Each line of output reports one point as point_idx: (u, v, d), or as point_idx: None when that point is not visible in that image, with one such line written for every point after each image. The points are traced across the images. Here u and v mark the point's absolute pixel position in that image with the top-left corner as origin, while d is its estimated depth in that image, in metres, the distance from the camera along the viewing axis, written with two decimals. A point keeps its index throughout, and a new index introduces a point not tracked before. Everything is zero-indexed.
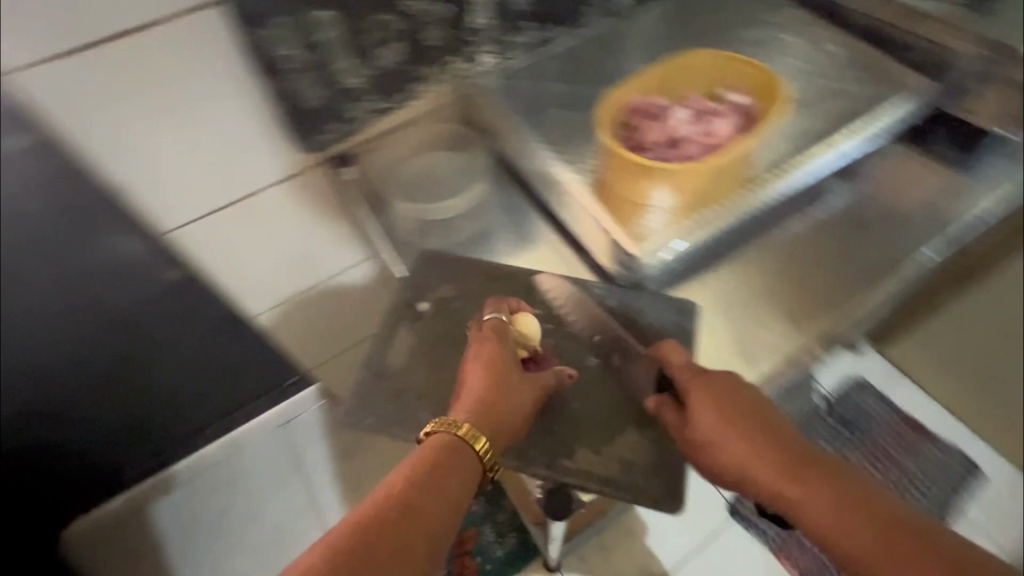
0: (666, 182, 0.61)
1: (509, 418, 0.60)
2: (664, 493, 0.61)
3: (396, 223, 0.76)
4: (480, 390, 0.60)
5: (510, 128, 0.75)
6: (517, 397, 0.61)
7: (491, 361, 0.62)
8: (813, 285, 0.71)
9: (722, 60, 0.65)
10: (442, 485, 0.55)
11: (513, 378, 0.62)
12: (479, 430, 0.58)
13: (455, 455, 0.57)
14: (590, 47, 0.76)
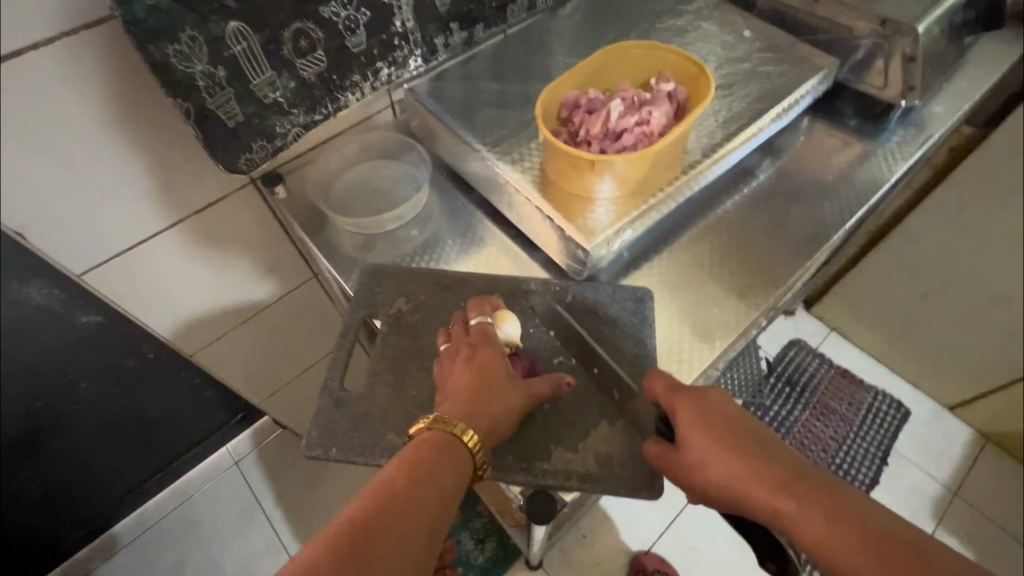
0: (609, 171, 0.60)
1: (502, 419, 0.53)
2: (646, 479, 0.54)
3: (336, 238, 0.73)
4: (470, 390, 0.53)
5: (445, 131, 0.72)
6: (512, 397, 0.54)
7: (480, 364, 0.55)
8: (752, 260, 0.73)
9: (649, 50, 0.66)
10: (436, 484, 0.47)
11: (504, 378, 0.54)
12: (472, 430, 0.50)
13: (446, 455, 0.49)
14: (518, 51, 0.81)
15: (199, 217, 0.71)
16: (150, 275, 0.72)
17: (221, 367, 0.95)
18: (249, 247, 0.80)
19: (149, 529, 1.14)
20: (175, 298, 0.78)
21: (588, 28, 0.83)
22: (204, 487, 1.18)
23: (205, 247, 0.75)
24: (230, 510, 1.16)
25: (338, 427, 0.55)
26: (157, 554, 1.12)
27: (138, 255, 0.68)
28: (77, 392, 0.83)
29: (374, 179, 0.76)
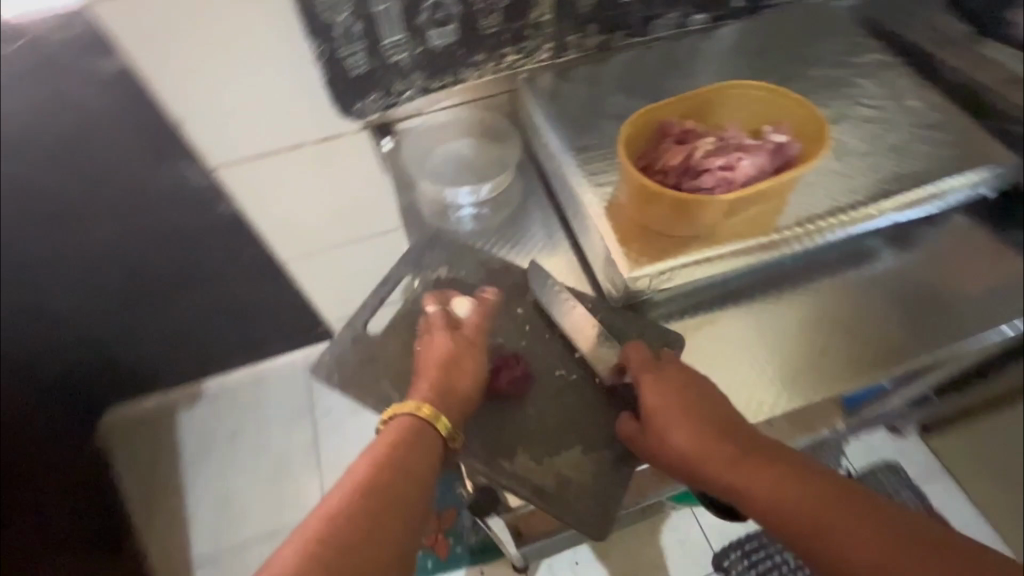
0: (675, 208, 0.56)
1: (469, 395, 0.57)
2: (595, 517, 0.54)
3: (417, 198, 0.78)
4: (439, 365, 0.58)
5: (541, 126, 0.73)
6: (478, 371, 0.59)
7: (448, 343, 0.59)
8: (818, 355, 0.65)
9: (769, 96, 0.61)
10: (416, 463, 0.53)
11: (468, 353, 0.59)
12: (436, 408, 0.55)
13: (418, 435, 0.54)
14: (655, 66, 0.77)
15: (318, 143, 0.78)
16: (265, 185, 0.83)
17: (305, 279, 1.08)
18: (350, 186, 0.87)
19: (229, 393, 1.40)
20: (281, 212, 0.89)
21: (738, 57, 0.77)
22: (276, 378, 1.41)
23: (315, 175, 0.84)
24: (286, 407, 1.39)
25: (347, 361, 0.60)
26: (227, 418, 1.39)
27: (261, 165, 0.79)
28: (199, 261, 1.01)
29: (466, 154, 0.79)
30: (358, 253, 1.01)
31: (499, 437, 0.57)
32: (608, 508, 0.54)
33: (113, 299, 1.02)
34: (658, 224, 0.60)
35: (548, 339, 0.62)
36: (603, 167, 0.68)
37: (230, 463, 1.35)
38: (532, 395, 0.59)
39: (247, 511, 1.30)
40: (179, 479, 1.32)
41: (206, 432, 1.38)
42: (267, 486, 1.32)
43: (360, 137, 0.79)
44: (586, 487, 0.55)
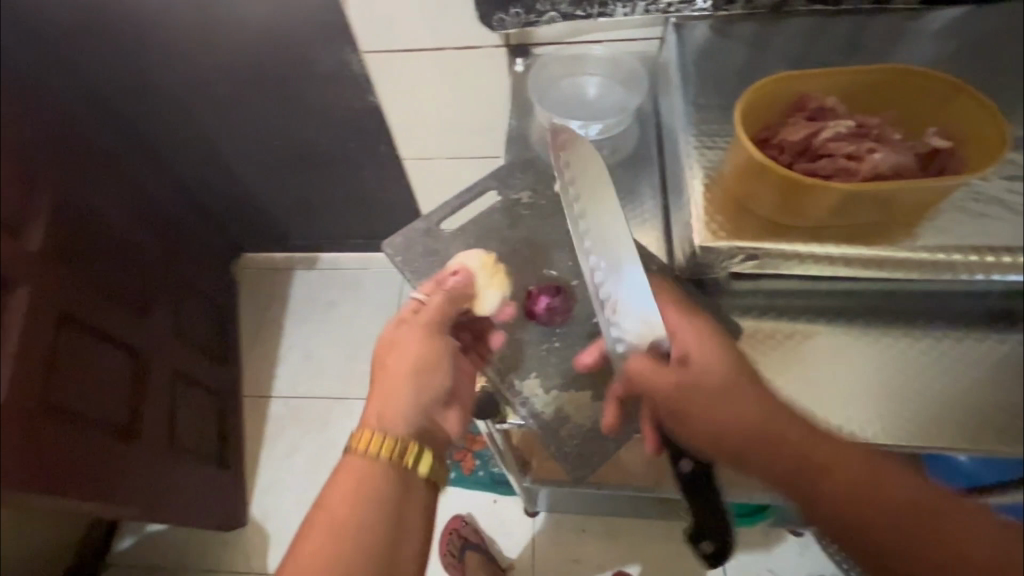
0: (776, 187, 0.51)
1: (408, 398, 0.60)
2: (579, 457, 0.56)
3: (530, 127, 0.77)
4: (387, 368, 0.60)
5: (671, 77, 0.69)
6: (422, 367, 0.60)
7: (398, 342, 0.61)
8: (912, 415, 0.53)
9: (947, 94, 0.51)
10: (368, 502, 0.57)
11: (415, 347, 0.61)
12: (380, 435, 0.58)
13: (362, 470, 0.58)
14: (835, 44, 0.66)
15: (457, 51, 0.82)
16: (400, 80, 0.89)
17: (417, 182, 1.15)
18: (475, 101, 0.91)
19: (339, 269, 1.59)
20: (409, 111, 0.95)
21: (953, 52, 0.62)
22: (379, 269, 1.59)
23: (445, 82, 0.88)
24: (379, 295, 1.55)
25: (413, 248, 0.65)
26: (330, 287, 1.58)
27: (401, 60, 0.85)
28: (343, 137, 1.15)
29: (590, 94, 0.77)
30: (469, 168, 1.07)
31: (519, 357, 0.61)
32: (590, 455, 0.56)
33: (281, 157, 1.27)
34: (752, 204, 0.55)
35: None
36: (722, 134, 0.61)
37: (320, 325, 1.54)
38: (562, 329, 0.62)
39: (322, 368, 1.48)
40: (279, 323, 1.55)
41: (310, 294, 1.58)
42: (343, 355, 1.49)
43: (498, 53, 0.81)
44: (579, 429, 0.57)
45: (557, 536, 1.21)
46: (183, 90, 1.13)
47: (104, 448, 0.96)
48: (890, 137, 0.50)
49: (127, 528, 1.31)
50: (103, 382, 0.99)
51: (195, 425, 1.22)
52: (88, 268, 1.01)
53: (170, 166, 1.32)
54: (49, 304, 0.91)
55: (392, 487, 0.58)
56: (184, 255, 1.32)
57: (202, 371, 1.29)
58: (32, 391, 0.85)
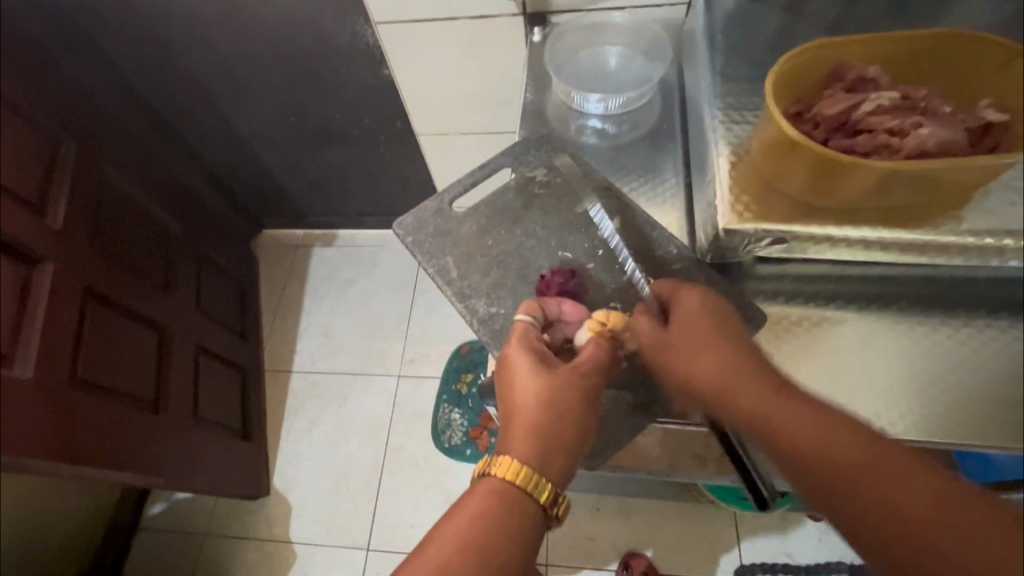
0: (810, 166, 0.47)
1: (559, 444, 0.50)
2: (591, 447, 0.55)
3: (546, 101, 0.74)
4: (535, 408, 0.50)
5: (698, 45, 0.65)
6: (581, 416, 0.51)
7: (548, 382, 0.51)
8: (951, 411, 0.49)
9: (1002, 60, 0.46)
10: (507, 537, 0.47)
11: (568, 394, 0.51)
12: (535, 476, 0.49)
13: (506, 501, 0.48)
14: (880, 6, 0.60)
15: (472, 21, 0.78)
16: (414, 52, 0.86)
17: (432, 159, 1.13)
18: (490, 73, 0.88)
19: (356, 246, 1.59)
20: (422, 84, 0.92)
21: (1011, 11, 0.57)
22: (397, 246, 1.59)
23: (460, 54, 0.85)
24: (396, 272, 1.56)
25: (424, 228, 0.63)
26: (347, 264, 1.58)
27: (414, 31, 0.82)
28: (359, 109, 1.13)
29: (610, 65, 0.73)
30: (485, 144, 1.05)
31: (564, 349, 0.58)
32: (601, 442, 0.55)
33: (297, 132, 1.26)
34: (781, 184, 0.51)
35: (615, 268, 0.61)
36: (751, 108, 0.57)
37: (337, 301, 1.55)
38: None
39: (339, 344, 1.50)
40: (298, 299, 1.56)
41: (328, 271, 1.59)
42: (360, 332, 1.50)
43: (515, 23, 0.78)
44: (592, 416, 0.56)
45: (572, 514, 1.21)
46: (199, 65, 1.12)
47: (133, 420, 0.99)
48: (938, 110, 0.46)
49: (158, 495, 1.36)
50: (130, 357, 1.02)
51: (218, 398, 1.25)
52: (109, 247, 1.03)
53: (187, 140, 1.32)
54: (72, 279, 0.92)
55: (529, 527, 0.49)
56: (204, 232, 1.33)
57: (224, 346, 1.32)
58: (62, 365, 0.87)
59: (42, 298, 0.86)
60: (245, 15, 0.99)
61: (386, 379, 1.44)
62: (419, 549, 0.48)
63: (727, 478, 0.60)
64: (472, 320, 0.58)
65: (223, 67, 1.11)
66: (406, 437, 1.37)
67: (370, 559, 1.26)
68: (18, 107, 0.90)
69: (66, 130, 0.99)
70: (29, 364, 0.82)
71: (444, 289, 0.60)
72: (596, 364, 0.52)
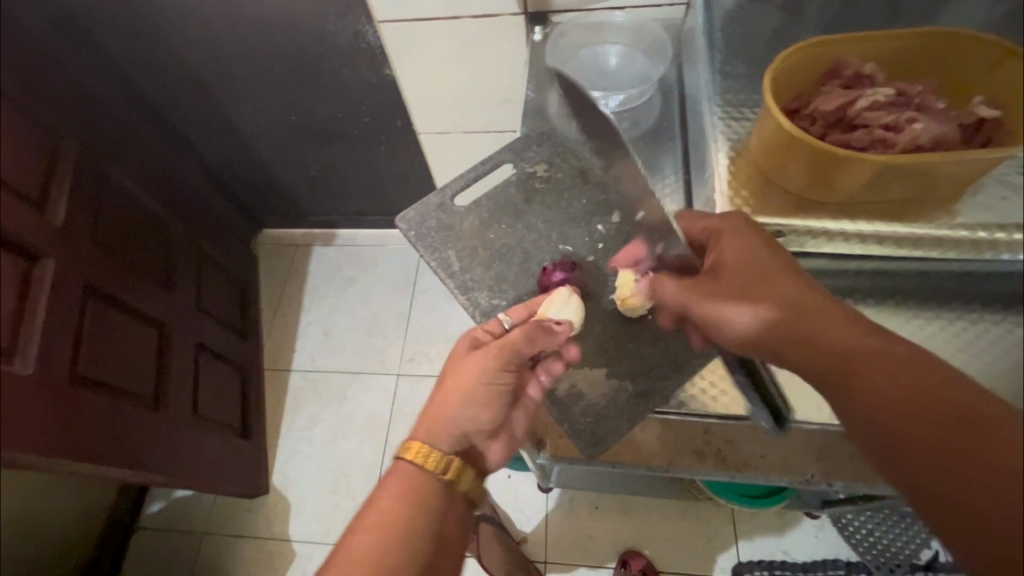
0: (807, 159, 0.48)
1: (457, 426, 0.55)
2: (592, 435, 0.56)
3: (547, 98, 0.75)
4: (446, 390, 0.55)
5: (699, 43, 0.66)
6: (481, 395, 0.55)
7: (464, 361, 0.55)
8: None
9: (996, 60, 0.47)
10: (415, 506, 0.53)
11: (476, 374, 0.55)
12: (430, 452, 0.54)
13: (410, 478, 0.54)
14: (878, 7, 0.62)
15: (474, 20, 0.80)
16: (416, 50, 0.86)
17: (433, 158, 1.13)
18: (491, 71, 0.89)
19: (356, 246, 1.60)
20: (423, 84, 0.93)
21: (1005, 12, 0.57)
22: (397, 245, 1.60)
23: (461, 54, 0.86)
24: (395, 271, 1.56)
25: (426, 222, 0.64)
26: (346, 264, 1.59)
27: (417, 30, 0.83)
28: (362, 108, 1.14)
29: (611, 64, 0.75)
30: (484, 142, 1.05)
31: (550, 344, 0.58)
32: (601, 430, 0.56)
33: (298, 132, 1.27)
34: (781, 178, 0.52)
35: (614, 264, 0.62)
36: (750, 105, 0.59)
37: (336, 301, 1.55)
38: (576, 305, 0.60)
39: (337, 343, 1.50)
40: (297, 298, 1.56)
41: (327, 270, 1.59)
42: (359, 331, 1.51)
43: (516, 22, 0.79)
44: (591, 405, 0.57)
45: (570, 512, 1.22)
46: (199, 64, 1.12)
47: (133, 418, 0.99)
48: (933, 106, 0.47)
49: (156, 493, 1.36)
50: (130, 354, 1.02)
51: (217, 397, 1.25)
52: (112, 247, 1.03)
53: (187, 139, 1.32)
54: (73, 277, 0.93)
55: (437, 502, 0.54)
56: (203, 231, 1.34)
57: (224, 345, 1.32)
58: (63, 362, 0.88)
59: (43, 295, 0.87)
60: (248, 14, 1.00)
61: (385, 378, 1.44)
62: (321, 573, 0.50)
63: (727, 474, 0.58)
64: (476, 312, 0.59)
65: (226, 67, 1.12)
66: (405, 434, 1.37)
67: None
68: (21, 105, 0.91)
69: (68, 129, 1.00)
70: (30, 359, 0.82)
71: (447, 282, 0.61)
72: (515, 347, 0.55)
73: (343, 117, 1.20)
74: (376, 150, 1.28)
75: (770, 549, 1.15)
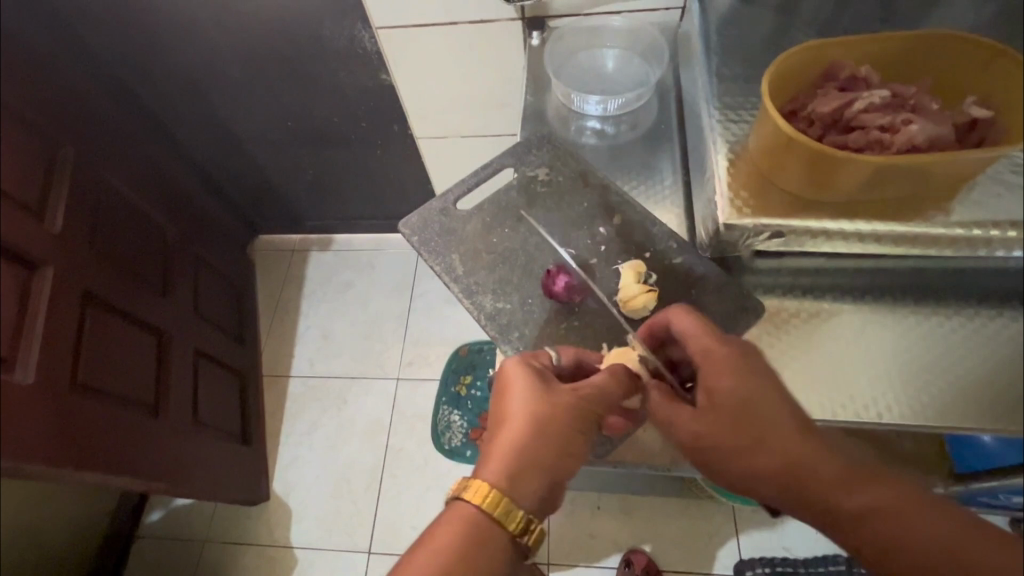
0: (805, 160, 0.49)
1: (533, 474, 0.51)
2: (598, 436, 0.59)
3: (546, 102, 0.76)
4: (524, 428, 0.51)
5: (696, 46, 0.67)
6: (562, 442, 0.51)
7: (543, 399, 0.52)
8: (943, 399, 0.51)
9: (987, 61, 0.48)
10: (477, 558, 0.49)
11: (561, 421, 0.51)
12: (505, 505, 0.49)
13: (473, 528, 0.50)
14: (869, 8, 0.63)
15: (471, 25, 0.80)
16: (413, 56, 0.87)
17: (430, 162, 1.14)
18: (488, 76, 0.89)
19: (353, 250, 1.60)
20: (421, 89, 0.94)
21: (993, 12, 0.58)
22: (394, 249, 1.60)
23: (459, 60, 0.87)
24: (393, 275, 1.57)
25: (429, 228, 0.65)
26: (345, 268, 1.59)
27: (415, 35, 0.83)
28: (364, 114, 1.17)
29: (608, 68, 0.75)
30: (482, 145, 1.06)
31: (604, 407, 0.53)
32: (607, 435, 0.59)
33: (296, 137, 1.27)
34: (780, 179, 0.53)
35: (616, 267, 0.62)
36: (747, 107, 0.59)
37: (335, 305, 1.55)
38: (581, 309, 0.60)
39: (336, 346, 1.50)
40: (296, 304, 1.56)
41: (325, 275, 1.59)
42: (358, 334, 1.51)
43: (514, 26, 0.79)
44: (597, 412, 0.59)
45: (572, 512, 1.22)
46: (195, 69, 1.12)
47: (134, 425, 0.99)
48: (927, 106, 0.48)
49: (156, 502, 1.36)
50: (129, 360, 1.02)
51: (217, 402, 1.25)
52: (110, 253, 1.03)
53: (182, 145, 1.32)
54: (71, 283, 0.92)
55: (502, 558, 0.50)
56: (201, 237, 1.34)
57: (223, 351, 1.32)
58: (63, 370, 0.87)
59: (42, 303, 0.86)
60: (245, 20, 1.00)
61: (385, 382, 1.44)
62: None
63: None
64: (481, 316, 0.60)
65: (222, 73, 1.12)
66: (406, 437, 1.37)
67: (371, 562, 1.26)
68: (17, 111, 0.90)
69: (66, 135, 0.99)
70: (30, 367, 0.82)
71: (451, 287, 0.62)
72: (601, 389, 0.53)
73: (341, 122, 1.21)
74: (374, 154, 1.29)
75: (771, 546, 1.16)
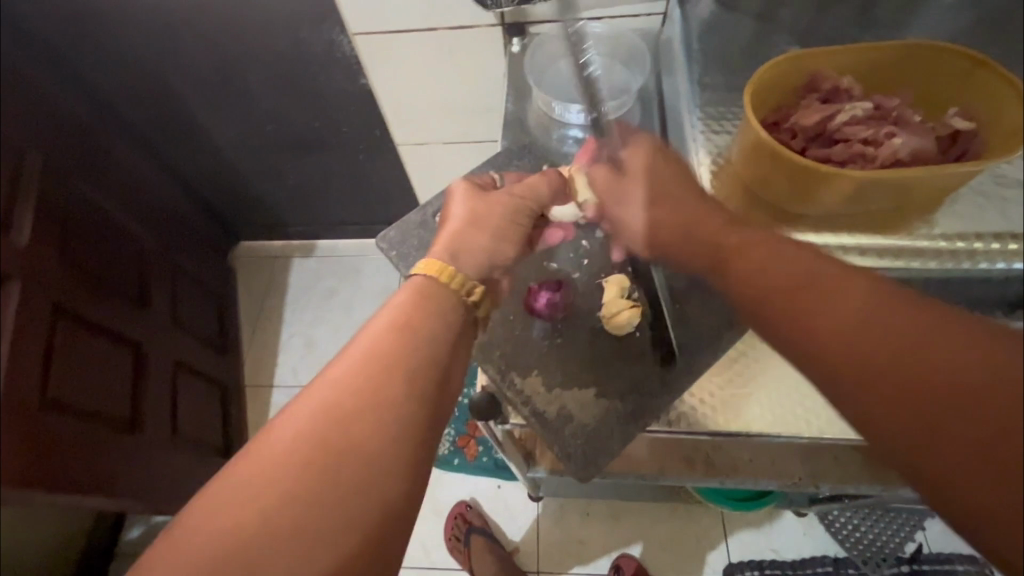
0: (788, 173, 0.48)
1: (479, 250, 0.52)
2: (582, 457, 0.54)
3: (527, 110, 0.76)
4: (467, 217, 0.53)
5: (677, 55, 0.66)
6: (503, 225, 0.54)
7: (485, 195, 0.55)
8: None
9: (967, 72, 0.48)
10: (424, 332, 0.43)
11: (498, 206, 0.55)
12: (451, 267, 0.48)
13: (420, 301, 0.46)
14: (847, 15, 0.62)
15: (451, 32, 0.78)
16: (392, 63, 0.85)
17: (412, 168, 1.12)
18: (469, 83, 0.88)
19: (336, 257, 1.58)
20: (400, 96, 0.92)
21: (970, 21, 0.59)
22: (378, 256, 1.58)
23: (438, 67, 0.85)
24: (377, 282, 1.54)
25: (408, 241, 0.63)
26: (328, 275, 1.56)
27: (392, 41, 0.81)
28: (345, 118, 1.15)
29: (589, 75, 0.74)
30: (464, 152, 1.05)
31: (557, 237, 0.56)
32: (591, 450, 0.54)
33: (274, 142, 1.24)
34: (764, 191, 0.52)
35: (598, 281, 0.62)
36: (729, 118, 0.61)
37: (318, 313, 1.52)
38: (563, 325, 0.60)
39: (319, 355, 1.47)
40: (277, 312, 1.53)
41: (307, 282, 1.56)
42: (342, 342, 1.48)
43: (493, 33, 0.78)
44: (579, 425, 0.55)
45: (561, 519, 1.21)
46: (167, 72, 1.08)
47: (107, 441, 0.95)
48: (910, 119, 0.48)
49: (134, 518, 1.32)
50: (102, 376, 0.98)
51: (197, 414, 1.21)
52: (80, 263, 0.99)
53: (156, 151, 1.28)
54: (41, 294, 0.88)
55: (451, 336, 0.45)
56: (178, 245, 1.30)
57: (203, 361, 1.28)
58: (32, 383, 0.83)
59: (11, 311, 0.82)
60: (218, 24, 0.97)
61: None
62: (256, 440, 0.38)
63: (716, 479, 0.62)
64: None
65: (196, 77, 1.09)
66: None
67: None
68: None
69: (31, 141, 0.95)
70: None
71: None
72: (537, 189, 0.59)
73: (321, 127, 1.18)
74: (356, 159, 1.26)
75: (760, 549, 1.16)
